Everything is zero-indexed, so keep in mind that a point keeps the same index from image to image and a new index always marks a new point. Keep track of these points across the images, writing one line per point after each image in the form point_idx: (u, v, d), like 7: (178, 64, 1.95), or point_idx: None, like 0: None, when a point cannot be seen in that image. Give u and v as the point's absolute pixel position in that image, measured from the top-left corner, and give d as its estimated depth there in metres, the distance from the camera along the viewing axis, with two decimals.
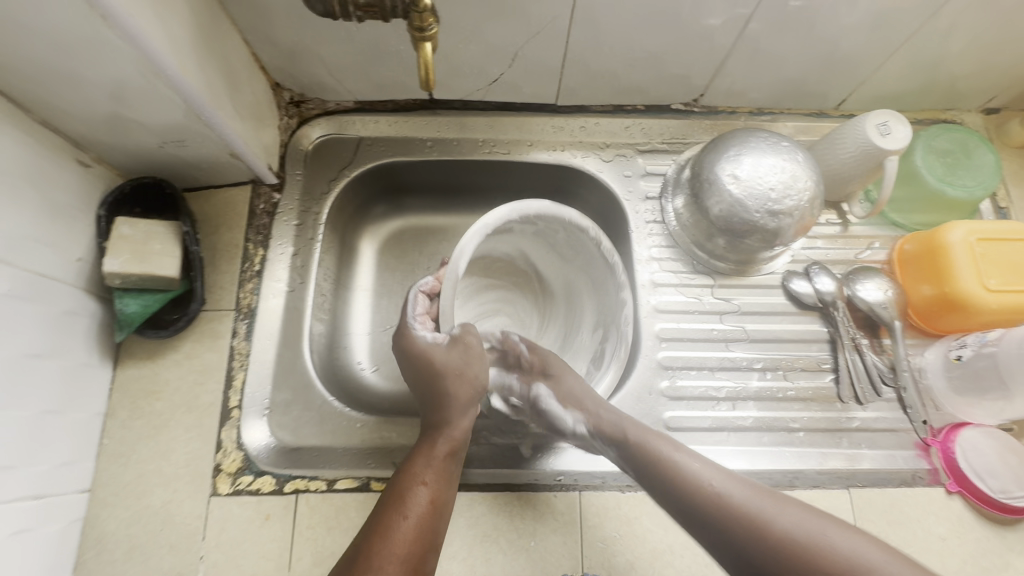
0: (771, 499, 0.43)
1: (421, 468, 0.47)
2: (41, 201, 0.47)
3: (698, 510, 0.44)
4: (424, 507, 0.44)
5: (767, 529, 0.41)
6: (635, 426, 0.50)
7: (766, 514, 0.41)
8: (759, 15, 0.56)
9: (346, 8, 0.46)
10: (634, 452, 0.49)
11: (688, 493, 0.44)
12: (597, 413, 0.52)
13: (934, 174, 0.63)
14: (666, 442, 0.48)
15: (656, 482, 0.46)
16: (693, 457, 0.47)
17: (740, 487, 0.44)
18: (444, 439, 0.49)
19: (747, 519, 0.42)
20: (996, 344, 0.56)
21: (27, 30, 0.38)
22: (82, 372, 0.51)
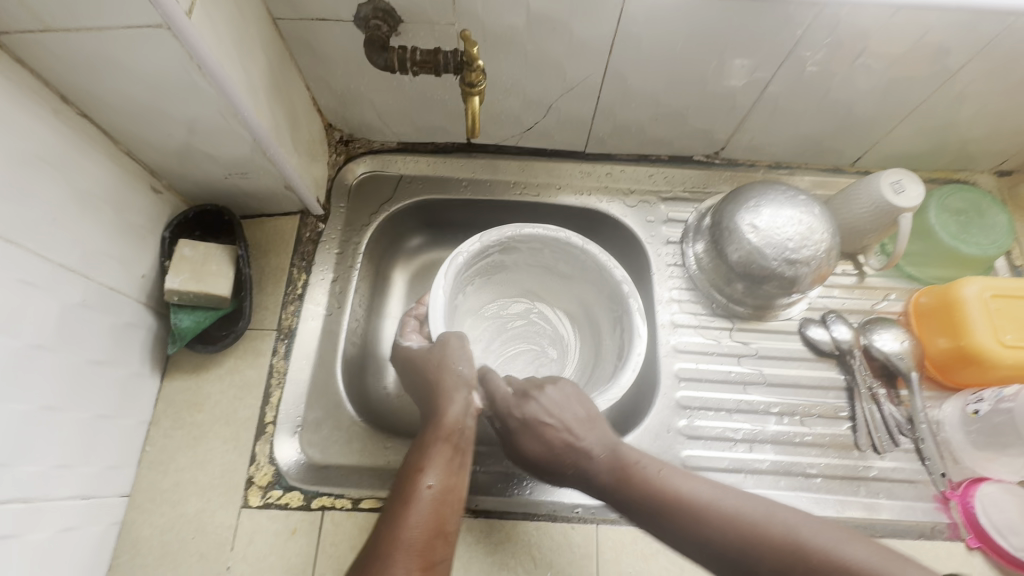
0: (749, 502, 0.45)
1: (422, 463, 0.47)
2: (118, 223, 0.52)
3: (681, 526, 0.45)
4: (429, 498, 0.45)
5: (754, 537, 0.43)
6: (609, 442, 0.50)
7: (751, 521, 0.43)
8: (777, 81, 0.60)
9: (404, 64, 0.52)
10: (617, 472, 0.49)
11: (676, 510, 0.45)
12: (577, 432, 0.51)
13: (947, 232, 0.66)
14: (648, 458, 0.49)
15: (637, 502, 0.47)
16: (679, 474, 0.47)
17: (724, 495, 0.45)
18: (441, 428, 0.49)
19: (736, 530, 0.43)
20: (1013, 400, 0.55)
21: (131, 76, 0.44)
22: (135, 381, 0.55)
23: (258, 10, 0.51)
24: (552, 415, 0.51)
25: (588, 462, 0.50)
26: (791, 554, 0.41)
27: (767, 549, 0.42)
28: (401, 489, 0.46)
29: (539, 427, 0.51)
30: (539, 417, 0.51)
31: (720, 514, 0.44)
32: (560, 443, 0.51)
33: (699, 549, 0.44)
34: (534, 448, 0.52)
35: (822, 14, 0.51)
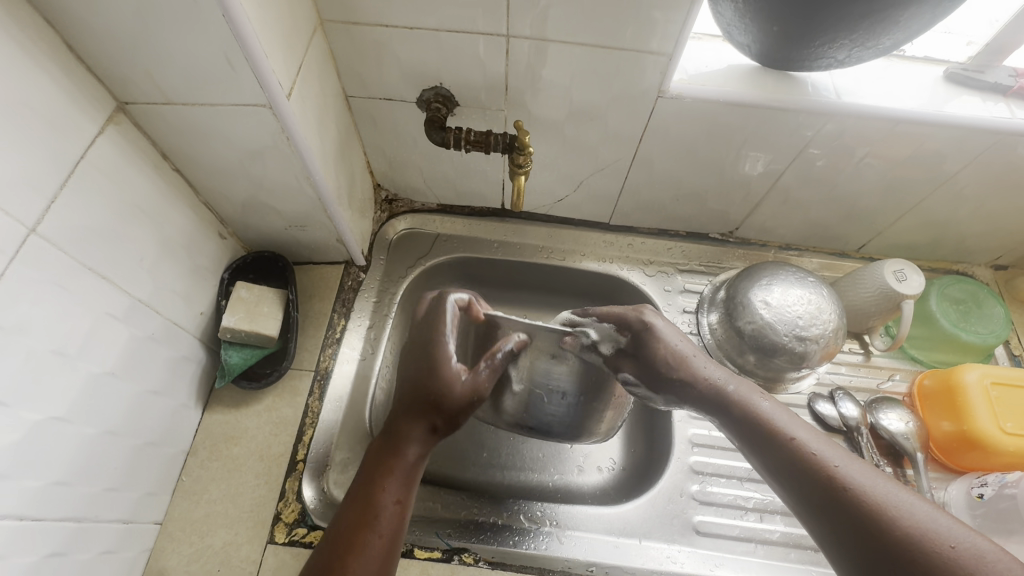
0: (902, 491, 0.39)
1: (384, 482, 0.48)
2: (189, 265, 0.58)
3: (809, 483, 0.41)
4: (395, 523, 0.47)
5: (892, 519, 0.37)
6: (744, 384, 0.49)
7: (892, 505, 0.37)
8: (790, 173, 0.66)
9: (460, 142, 0.60)
10: (749, 411, 0.47)
11: (803, 464, 0.42)
12: (700, 361, 0.51)
13: (948, 320, 0.70)
14: (782, 410, 0.47)
15: (768, 446, 0.45)
16: (803, 428, 0.45)
17: (864, 470, 0.40)
18: (413, 450, 0.49)
19: (868, 506, 0.38)
20: (1016, 487, 0.59)
21: (229, 141, 0.51)
22: (181, 412, 0.59)
23: (335, 90, 0.59)
24: (680, 335, 0.53)
25: (716, 393, 0.49)
26: (926, 550, 0.35)
27: (906, 537, 0.36)
28: (366, 507, 0.46)
29: (669, 340, 0.52)
30: (666, 330, 0.52)
31: (854, 486, 0.39)
32: (685, 362, 0.51)
33: (821, 515, 0.40)
34: (659, 354, 0.51)
35: (830, 122, 0.58)
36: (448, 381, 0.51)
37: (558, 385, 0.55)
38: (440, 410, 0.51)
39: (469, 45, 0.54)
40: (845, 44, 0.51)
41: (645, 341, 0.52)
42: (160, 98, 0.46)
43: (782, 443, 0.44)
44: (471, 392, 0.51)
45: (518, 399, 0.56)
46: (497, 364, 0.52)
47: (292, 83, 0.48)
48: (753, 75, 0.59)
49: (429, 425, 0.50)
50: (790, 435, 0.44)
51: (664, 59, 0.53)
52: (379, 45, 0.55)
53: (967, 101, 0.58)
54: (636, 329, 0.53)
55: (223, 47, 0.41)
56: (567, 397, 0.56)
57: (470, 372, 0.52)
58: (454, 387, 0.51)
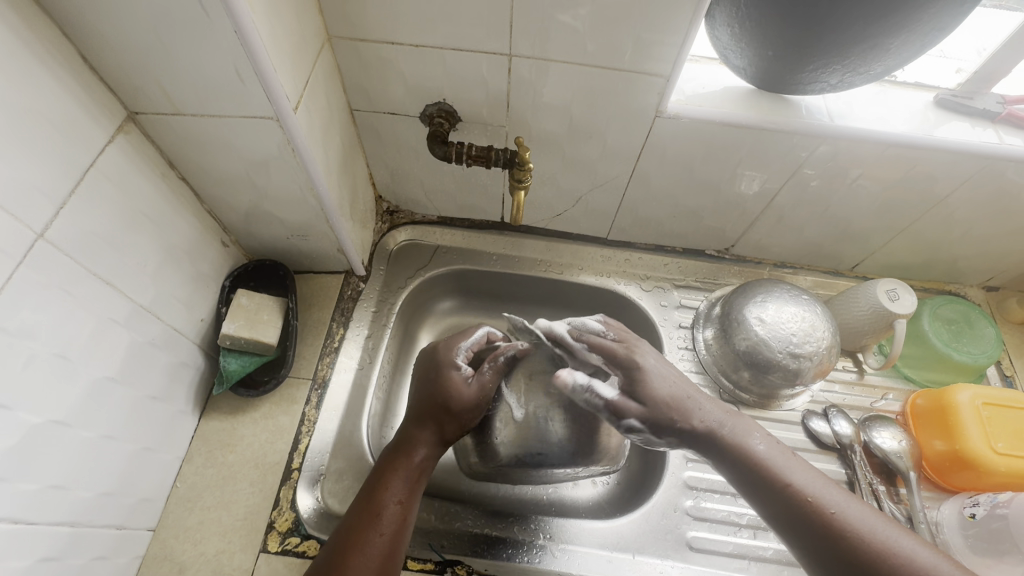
0: (898, 533, 0.42)
1: (389, 481, 0.51)
2: (191, 272, 0.58)
3: (813, 532, 0.44)
4: (397, 523, 0.49)
5: (894, 568, 0.40)
6: (740, 424, 0.50)
7: (893, 552, 0.41)
8: (784, 193, 0.68)
9: (461, 157, 0.62)
10: (749, 457, 0.48)
11: (806, 512, 0.44)
12: (696, 402, 0.50)
13: (940, 339, 0.71)
14: (780, 452, 0.48)
15: (773, 497, 0.46)
16: (802, 471, 0.47)
17: (864, 515, 0.43)
18: (421, 453, 0.53)
19: (873, 555, 0.41)
20: (1007, 506, 0.58)
21: (236, 151, 0.52)
22: (178, 418, 0.59)
23: (341, 104, 0.60)
24: (669, 374, 0.51)
25: (715, 438, 0.49)
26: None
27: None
28: (370, 507, 0.49)
29: (656, 380, 0.50)
30: (655, 370, 0.51)
31: (858, 534, 0.42)
32: (684, 403, 0.50)
33: (825, 561, 0.43)
34: (654, 398, 0.50)
35: (823, 144, 0.59)
36: (457, 385, 0.57)
37: (553, 407, 0.60)
38: (449, 414, 0.56)
39: (472, 62, 0.56)
40: (837, 70, 0.53)
41: (637, 381, 0.50)
42: (171, 109, 0.47)
43: (786, 491, 0.45)
44: (476, 394, 0.58)
45: (515, 425, 0.60)
46: (500, 366, 0.60)
47: (299, 96, 0.49)
48: (748, 97, 0.60)
49: (437, 429, 0.56)
50: (791, 481, 0.46)
51: (661, 80, 0.55)
52: (384, 61, 0.57)
53: (957, 126, 0.59)
54: (625, 368, 0.51)
55: (234, 61, 0.42)
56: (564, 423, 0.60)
57: (476, 376, 0.59)
58: (461, 392, 0.57)
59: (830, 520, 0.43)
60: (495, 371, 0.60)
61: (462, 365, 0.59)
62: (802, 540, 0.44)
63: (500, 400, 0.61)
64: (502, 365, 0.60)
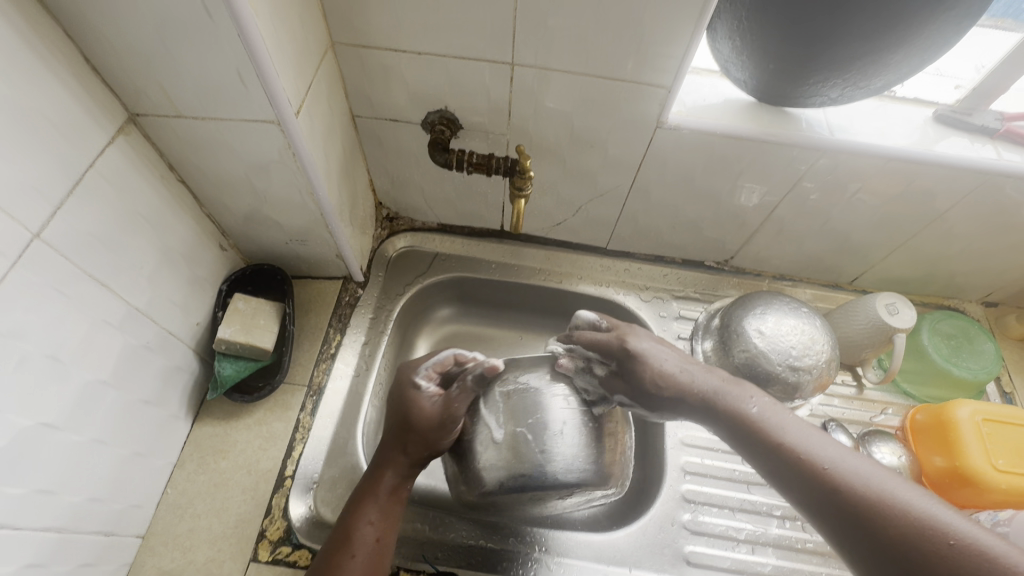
0: (901, 485, 0.39)
1: (362, 507, 0.51)
2: (189, 276, 0.58)
3: (808, 487, 0.41)
4: (371, 547, 0.49)
5: (892, 519, 0.37)
6: (732, 389, 0.49)
7: (893, 504, 0.38)
8: (784, 206, 0.68)
9: (462, 165, 0.62)
10: (736, 416, 0.47)
11: (798, 467, 0.42)
12: (688, 374, 0.51)
13: (939, 354, 0.71)
14: (773, 410, 0.46)
15: (765, 457, 0.45)
16: (795, 428, 0.45)
17: (861, 467, 0.41)
18: (391, 476, 0.53)
19: (870, 508, 0.38)
20: (1008, 524, 0.62)
21: (237, 155, 0.52)
22: (170, 422, 0.58)
23: (342, 110, 0.60)
24: (663, 353, 0.52)
25: (707, 403, 0.49)
26: (929, 551, 0.35)
27: (910, 541, 0.36)
28: (343, 531, 0.49)
29: (654, 362, 0.51)
30: (648, 351, 0.52)
31: (853, 486, 0.40)
32: (673, 377, 0.50)
33: (824, 517, 0.40)
34: (645, 378, 0.51)
35: (823, 157, 0.60)
36: (415, 404, 0.54)
37: (552, 421, 0.53)
38: (411, 432, 0.53)
39: (475, 71, 0.56)
40: (837, 83, 0.53)
41: (630, 364, 0.52)
42: (172, 112, 0.47)
43: (774, 447, 0.44)
44: (439, 412, 0.54)
45: (509, 438, 0.52)
46: (469, 385, 0.55)
47: (301, 102, 0.49)
48: (749, 109, 0.61)
49: (402, 449, 0.53)
50: (781, 437, 0.44)
51: (663, 92, 0.55)
52: (387, 68, 0.57)
53: (955, 142, 0.60)
54: (618, 352, 0.53)
55: (236, 65, 0.42)
56: (570, 438, 0.52)
57: (443, 395, 0.55)
58: (422, 410, 0.54)
59: (825, 474, 0.41)
60: (464, 390, 0.54)
61: (424, 383, 0.56)
62: (802, 497, 0.42)
63: (478, 420, 0.54)
64: (471, 384, 0.55)
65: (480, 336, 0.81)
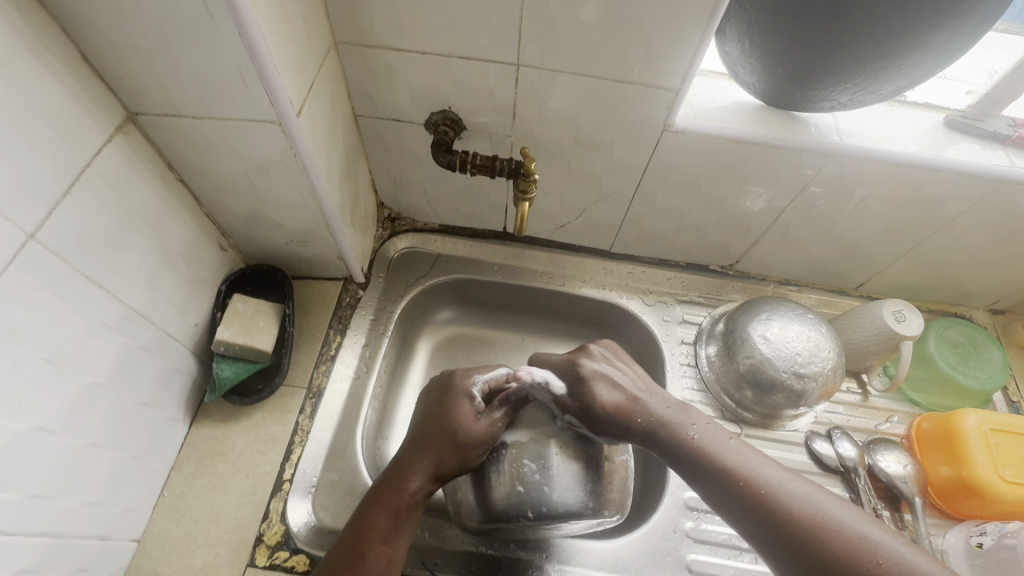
0: (836, 506, 0.45)
1: (376, 523, 0.48)
2: (188, 277, 0.57)
3: (748, 507, 0.46)
4: (382, 567, 0.47)
5: (831, 540, 0.42)
6: (680, 416, 0.53)
7: (826, 523, 0.43)
8: (790, 211, 0.67)
9: (465, 166, 0.61)
10: (684, 444, 0.51)
11: (743, 489, 0.47)
12: (636, 404, 0.54)
13: (946, 362, 0.70)
14: (716, 436, 0.51)
15: (709, 479, 0.49)
16: (740, 451, 0.50)
17: (800, 490, 0.46)
18: (416, 487, 0.51)
19: (808, 528, 0.43)
20: (1015, 537, 0.56)
21: (237, 154, 0.51)
22: (168, 425, 0.57)
23: (345, 110, 0.59)
24: (611, 380, 0.55)
25: (660, 429, 0.52)
26: (860, 564, 0.41)
27: (842, 554, 0.42)
28: (358, 545, 0.47)
29: (600, 387, 0.54)
30: (597, 374, 0.55)
31: (792, 506, 0.45)
32: (623, 404, 0.54)
33: (763, 536, 0.45)
34: (593, 402, 0.53)
35: (830, 163, 0.59)
36: (466, 421, 0.53)
37: (553, 463, 0.53)
38: (453, 444, 0.52)
39: (479, 71, 0.55)
40: (847, 88, 0.52)
41: (578, 386, 0.55)
42: (171, 111, 0.46)
43: (720, 468, 0.49)
44: (486, 429, 0.53)
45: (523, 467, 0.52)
46: (509, 403, 0.54)
47: (303, 102, 0.48)
48: (756, 113, 0.60)
49: (437, 460, 0.52)
50: (726, 460, 0.49)
51: (670, 94, 0.54)
52: (391, 67, 0.56)
53: (966, 148, 0.59)
54: (570, 374, 0.56)
55: (236, 64, 0.41)
56: (581, 472, 0.53)
57: (489, 412, 0.54)
58: (470, 425, 0.52)
59: (765, 496, 0.46)
60: (507, 408, 0.54)
61: (476, 395, 0.55)
62: (739, 515, 0.47)
63: (506, 448, 0.53)
64: (512, 403, 0.54)
65: (481, 338, 0.80)
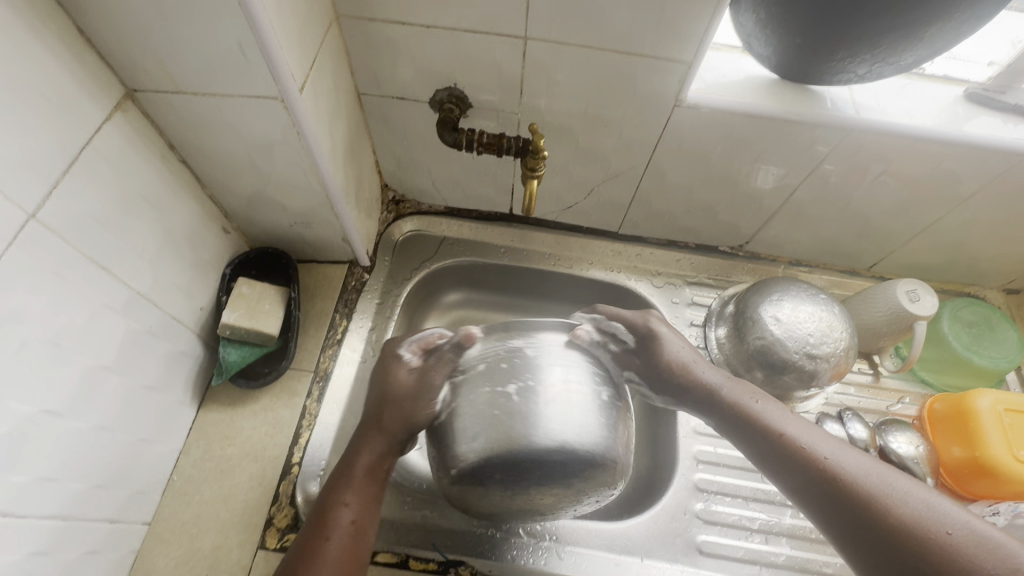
0: (901, 479, 0.43)
1: (338, 491, 0.49)
2: (192, 258, 0.56)
3: (810, 482, 0.45)
4: (347, 530, 0.47)
5: (895, 515, 0.41)
6: (736, 385, 0.53)
7: (892, 496, 0.42)
8: (803, 188, 0.65)
9: (472, 145, 0.60)
10: (740, 412, 0.51)
11: (804, 463, 0.46)
12: (701, 366, 0.54)
13: (959, 342, 0.69)
14: (774, 406, 0.50)
15: (766, 448, 0.48)
16: (795, 424, 0.49)
17: (862, 462, 0.45)
18: (369, 454, 0.51)
19: (873, 503, 0.42)
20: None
21: (240, 134, 0.50)
22: (175, 409, 0.57)
23: (348, 88, 0.58)
24: (679, 341, 0.56)
25: (713, 395, 0.53)
26: (930, 540, 0.40)
27: (909, 529, 0.40)
28: (319, 514, 0.48)
29: (670, 346, 0.55)
30: (666, 338, 0.55)
31: (856, 481, 0.44)
32: (689, 365, 0.54)
33: (824, 509, 0.44)
34: (662, 359, 0.55)
35: (846, 139, 0.57)
36: (397, 376, 0.53)
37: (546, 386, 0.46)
38: (388, 405, 0.52)
39: (486, 46, 0.54)
40: (866, 59, 0.51)
41: (650, 345, 0.55)
42: (171, 88, 0.45)
43: (776, 440, 0.48)
44: (415, 381, 0.52)
45: (497, 404, 0.46)
46: (446, 355, 0.53)
47: (305, 78, 0.47)
48: (770, 87, 0.58)
49: (379, 422, 0.52)
50: (782, 431, 0.48)
51: (683, 67, 0.53)
52: (394, 42, 0.55)
53: (986, 121, 0.57)
54: (643, 334, 0.56)
55: (237, 36, 0.40)
56: (572, 402, 0.46)
57: (421, 366, 0.54)
58: (402, 381, 0.53)
59: (825, 470, 0.45)
60: (443, 360, 0.52)
61: (407, 355, 0.55)
62: (796, 488, 0.46)
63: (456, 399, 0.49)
64: (450, 354, 0.52)
65: (487, 322, 0.80)
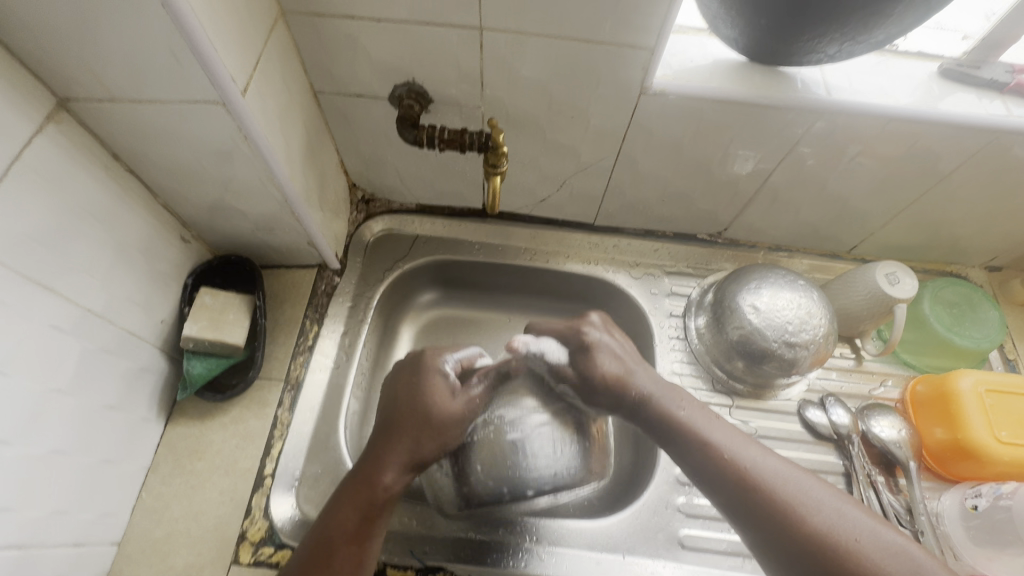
0: (810, 485, 0.46)
1: (343, 515, 0.47)
2: (147, 270, 0.54)
3: (731, 487, 0.47)
4: (352, 567, 0.45)
5: (812, 520, 0.44)
6: (667, 392, 0.54)
7: (809, 503, 0.45)
8: (778, 172, 0.64)
9: (433, 141, 0.58)
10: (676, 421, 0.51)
11: (727, 468, 0.47)
12: (635, 373, 0.55)
13: (941, 323, 0.68)
14: (701, 413, 0.52)
15: (694, 451, 0.49)
16: (723, 430, 0.50)
17: (781, 470, 0.47)
18: (390, 476, 0.49)
19: (789, 509, 0.44)
20: (1011, 498, 0.55)
21: (187, 141, 0.48)
22: (140, 426, 0.56)
23: (301, 86, 0.56)
24: (614, 351, 0.57)
25: (646, 404, 0.53)
26: (842, 546, 0.42)
27: (821, 533, 0.43)
28: (325, 548, 0.45)
29: (603, 357, 0.56)
30: (605, 345, 0.57)
31: (776, 488, 0.46)
32: (620, 378, 0.55)
33: (747, 515, 0.46)
34: (595, 371, 0.56)
35: (819, 121, 0.56)
36: (440, 394, 0.53)
37: (527, 431, 0.56)
38: (428, 425, 0.52)
39: (441, 38, 0.52)
40: (834, 38, 0.49)
41: (582, 354, 0.57)
42: (106, 96, 0.43)
43: (703, 446, 0.49)
44: (463, 409, 0.54)
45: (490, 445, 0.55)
46: (490, 379, 0.57)
47: (247, 78, 0.45)
48: (740, 70, 0.56)
49: (415, 442, 0.51)
50: (709, 439, 0.49)
51: (646, 54, 0.51)
52: (346, 36, 0.52)
53: (962, 98, 0.56)
54: (575, 343, 0.58)
55: (166, 39, 0.38)
56: (556, 445, 0.56)
57: (466, 391, 0.55)
58: (444, 402, 0.53)
59: (746, 475, 0.47)
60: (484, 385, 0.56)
61: (451, 372, 0.56)
62: (716, 490, 0.48)
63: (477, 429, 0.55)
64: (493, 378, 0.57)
65: (464, 320, 0.78)
